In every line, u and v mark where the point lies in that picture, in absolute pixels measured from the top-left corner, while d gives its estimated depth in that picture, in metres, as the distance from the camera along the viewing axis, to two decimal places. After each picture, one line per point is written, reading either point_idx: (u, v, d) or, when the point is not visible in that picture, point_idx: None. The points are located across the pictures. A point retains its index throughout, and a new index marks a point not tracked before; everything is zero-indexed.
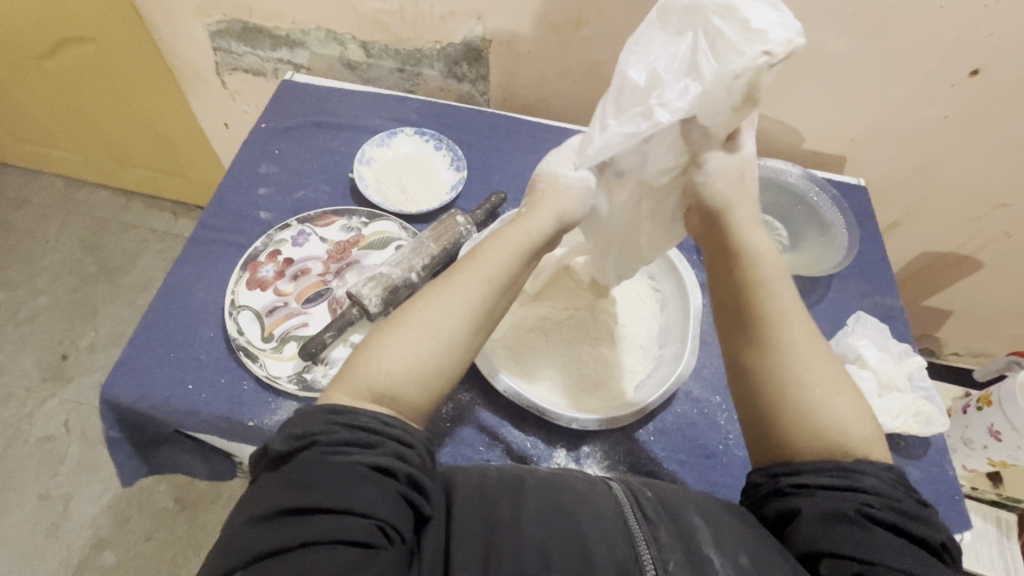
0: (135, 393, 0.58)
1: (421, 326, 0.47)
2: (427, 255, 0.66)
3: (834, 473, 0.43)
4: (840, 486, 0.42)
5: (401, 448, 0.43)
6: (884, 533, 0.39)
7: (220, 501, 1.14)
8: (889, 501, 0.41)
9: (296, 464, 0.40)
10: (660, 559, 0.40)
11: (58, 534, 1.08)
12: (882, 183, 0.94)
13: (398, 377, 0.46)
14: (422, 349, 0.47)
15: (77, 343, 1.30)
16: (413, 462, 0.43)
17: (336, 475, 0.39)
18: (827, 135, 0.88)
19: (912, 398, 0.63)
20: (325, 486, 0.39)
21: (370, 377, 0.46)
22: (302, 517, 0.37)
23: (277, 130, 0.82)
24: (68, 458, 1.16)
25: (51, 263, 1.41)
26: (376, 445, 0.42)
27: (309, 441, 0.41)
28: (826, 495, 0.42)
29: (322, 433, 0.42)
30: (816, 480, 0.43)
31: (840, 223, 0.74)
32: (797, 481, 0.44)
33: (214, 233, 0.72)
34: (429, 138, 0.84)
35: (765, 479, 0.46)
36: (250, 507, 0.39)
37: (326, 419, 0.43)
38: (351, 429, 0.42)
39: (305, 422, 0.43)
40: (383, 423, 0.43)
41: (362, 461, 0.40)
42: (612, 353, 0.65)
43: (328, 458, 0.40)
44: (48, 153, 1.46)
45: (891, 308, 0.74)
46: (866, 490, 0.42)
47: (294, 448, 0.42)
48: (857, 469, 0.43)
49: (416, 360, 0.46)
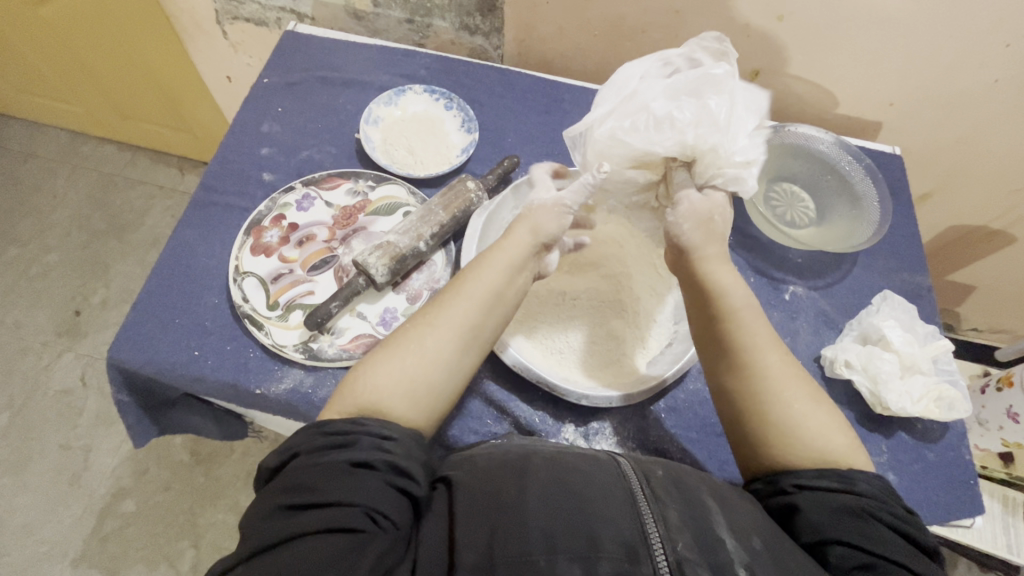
0: (140, 359, 0.58)
1: (414, 342, 0.48)
2: (436, 223, 0.63)
3: (831, 478, 0.44)
4: (840, 488, 0.43)
5: (380, 441, 0.42)
6: (883, 532, 0.41)
7: (234, 455, 1.17)
8: (884, 503, 0.43)
9: (285, 473, 0.41)
10: (669, 540, 0.39)
11: (79, 483, 1.12)
12: (916, 151, 0.89)
13: (390, 386, 0.46)
14: (414, 356, 0.48)
15: (89, 299, 1.31)
16: (394, 451, 0.43)
17: (321, 474, 0.39)
18: (864, 99, 0.82)
19: (935, 382, 0.61)
20: (311, 486, 0.39)
21: (364, 389, 0.46)
22: (293, 516, 0.38)
23: (280, 85, 0.79)
24: (86, 411, 1.19)
25: (61, 218, 1.40)
26: (355, 441, 0.42)
27: (294, 452, 0.42)
28: (829, 498, 0.43)
29: (302, 443, 0.42)
30: (818, 482, 0.44)
31: (873, 196, 0.71)
32: (798, 481, 0.44)
33: (217, 195, 0.69)
34: (439, 97, 0.79)
35: (765, 481, 0.47)
36: (248, 519, 0.39)
37: (308, 429, 0.43)
38: (330, 433, 0.42)
39: (291, 435, 0.43)
40: (354, 423, 0.43)
41: (343, 459, 0.40)
42: (625, 329, 0.63)
43: (310, 462, 0.40)
44: (51, 105, 1.43)
45: (919, 287, 0.71)
46: (863, 494, 0.43)
47: (281, 461, 0.42)
48: (855, 474, 0.44)
49: (408, 370, 0.47)
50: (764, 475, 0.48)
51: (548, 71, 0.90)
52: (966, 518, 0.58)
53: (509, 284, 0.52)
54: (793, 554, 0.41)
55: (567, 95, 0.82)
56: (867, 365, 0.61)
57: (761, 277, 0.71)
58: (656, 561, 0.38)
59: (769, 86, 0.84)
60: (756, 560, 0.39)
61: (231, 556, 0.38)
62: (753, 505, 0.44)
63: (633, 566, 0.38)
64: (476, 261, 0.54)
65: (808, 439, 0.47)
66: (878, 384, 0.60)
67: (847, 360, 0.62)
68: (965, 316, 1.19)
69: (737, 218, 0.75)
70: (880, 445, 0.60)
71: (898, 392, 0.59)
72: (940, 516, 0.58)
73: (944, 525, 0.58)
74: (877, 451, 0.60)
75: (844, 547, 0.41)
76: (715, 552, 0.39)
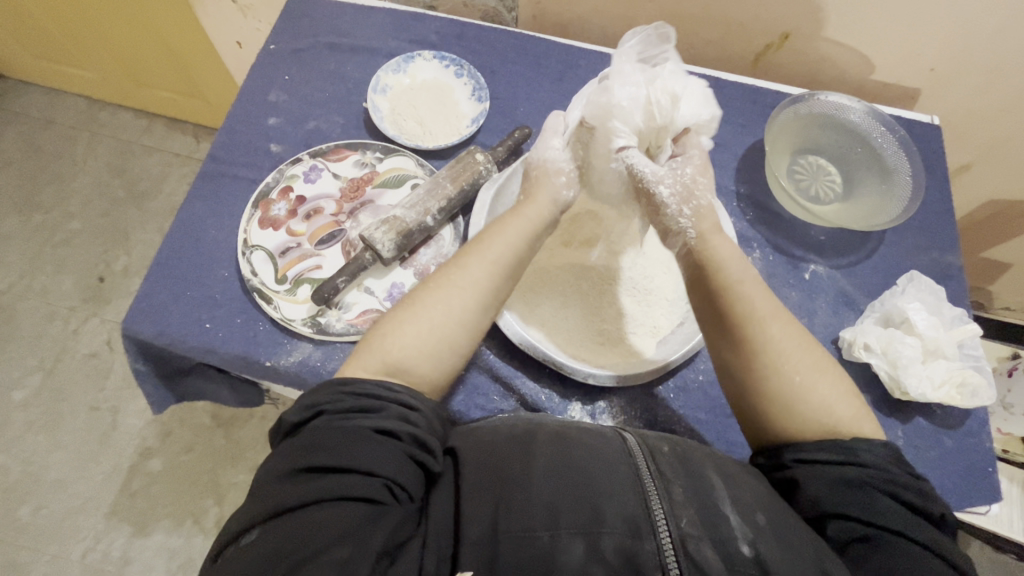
0: (154, 329, 0.59)
1: (434, 304, 0.48)
2: (443, 197, 0.62)
3: (832, 449, 0.43)
4: (841, 459, 0.42)
5: (405, 412, 0.43)
6: (885, 502, 0.40)
7: (253, 420, 1.21)
8: (887, 472, 0.41)
9: (302, 433, 0.41)
10: (673, 515, 0.39)
11: (109, 442, 1.17)
12: (957, 120, 0.83)
13: (410, 351, 0.46)
14: (436, 324, 0.47)
15: (112, 266, 1.34)
16: (415, 422, 0.43)
17: (340, 438, 0.39)
18: (903, 64, 0.77)
19: (960, 367, 0.58)
20: (327, 448, 0.39)
21: (383, 351, 0.46)
22: (312, 478, 0.38)
23: (286, 52, 0.77)
24: (113, 374, 1.24)
25: (82, 186, 1.41)
26: (381, 410, 0.42)
27: (316, 411, 0.42)
28: (831, 470, 0.42)
29: (329, 402, 0.42)
30: (819, 455, 0.43)
31: (905, 169, 0.67)
32: (799, 455, 0.43)
33: (225, 167, 0.69)
34: (449, 63, 0.76)
35: (768, 454, 0.46)
36: (265, 475, 0.39)
37: (334, 389, 0.43)
38: (356, 397, 0.42)
39: (315, 392, 0.43)
40: (387, 389, 0.43)
41: (367, 424, 0.41)
42: (634, 307, 0.62)
43: (331, 423, 0.40)
44: (67, 72, 1.43)
45: (949, 267, 0.68)
46: (864, 465, 0.41)
47: (301, 418, 0.42)
48: (857, 444, 0.43)
49: (432, 335, 0.47)
50: (767, 448, 0.47)
51: (563, 33, 0.86)
52: (982, 506, 0.57)
53: (521, 260, 0.52)
54: (798, 529, 0.39)
55: (583, 61, 0.78)
56: (887, 349, 0.59)
57: (780, 256, 0.68)
58: (659, 538, 0.38)
59: (799, 50, 0.79)
60: (758, 534, 0.39)
61: (245, 517, 0.37)
62: (757, 481, 0.43)
63: (635, 542, 0.38)
64: (495, 229, 0.53)
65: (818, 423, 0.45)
66: (897, 369, 0.58)
67: (866, 343, 0.60)
68: (996, 295, 1.14)
69: (757, 191, 0.71)
70: (895, 430, 0.59)
71: (918, 377, 0.57)
72: (956, 502, 0.56)
73: (960, 511, 0.57)
74: (892, 435, 0.59)
75: (845, 519, 0.40)
76: (718, 528, 0.39)
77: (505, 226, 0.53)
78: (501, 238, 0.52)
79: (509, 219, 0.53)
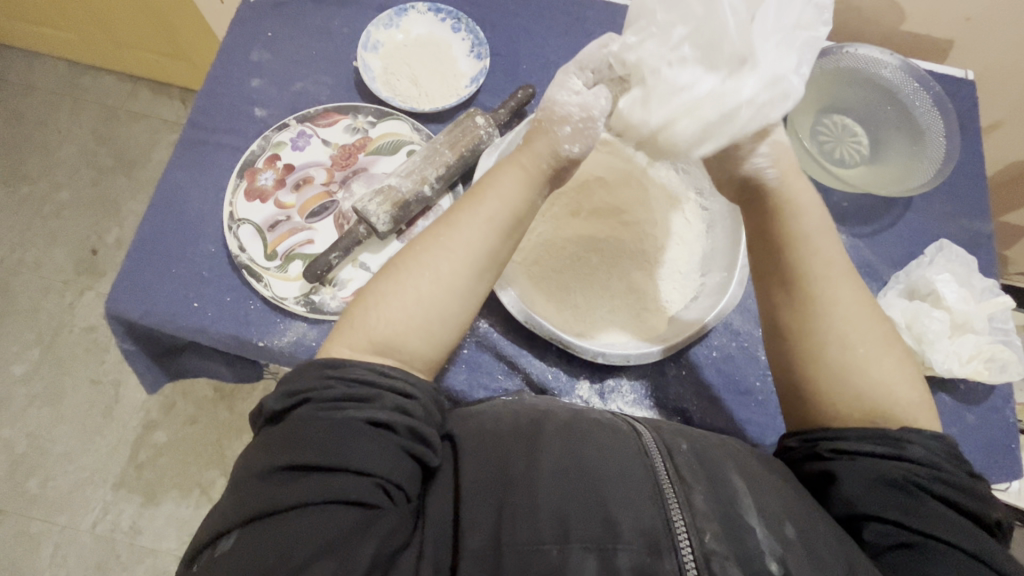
0: (140, 309, 0.56)
1: (421, 271, 0.45)
2: (441, 165, 0.58)
3: (876, 441, 0.40)
4: (885, 453, 0.40)
5: (401, 400, 0.40)
6: (931, 505, 0.37)
7: (255, 392, 1.20)
8: (936, 470, 0.39)
9: (289, 422, 0.38)
10: (695, 528, 0.37)
11: (113, 416, 1.17)
12: (991, 74, 0.77)
13: (398, 326, 0.43)
14: (422, 292, 0.44)
15: (104, 239, 1.30)
16: (415, 413, 0.40)
17: (333, 433, 0.37)
18: (938, 12, 0.71)
19: (988, 342, 0.55)
20: (318, 446, 0.36)
21: (368, 327, 0.43)
22: (301, 479, 0.35)
23: (269, 6, 0.71)
24: (111, 348, 1.22)
25: (68, 155, 1.36)
26: (376, 399, 0.39)
27: (303, 398, 0.39)
28: (871, 466, 0.39)
29: (316, 389, 0.39)
30: (859, 448, 0.40)
31: (937, 129, 0.63)
32: (837, 446, 0.41)
33: (208, 134, 0.64)
34: (446, 16, 0.70)
35: (803, 440, 0.44)
36: (250, 467, 0.37)
37: (321, 373, 0.40)
38: (348, 384, 0.39)
39: (300, 377, 0.40)
40: (379, 373, 0.40)
41: (360, 417, 0.38)
42: (645, 281, 0.58)
43: (321, 414, 0.38)
44: (44, 33, 1.35)
45: (978, 235, 0.64)
46: (911, 460, 0.39)
47: (286, 406, 0.39)
48: (904, 436, 0.40)
49: (419, 303, 0.44)
50: (802, 432, 0.45)
51: None
52: (1002, 482, 0.55)
53: (522, 209, 0.48)
54: (829, 536, 0.37)
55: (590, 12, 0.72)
56: (912, 323, 0.55)
57: None
58: (680, 557, 0.36)
59: None
60: (786, 549, 0.37)
61: (226, 517, 0.35)
62: (785, 481, 0.41)
63: (652, 559, 0.35)
64: (491, 180, 0.49)
65: (842, 406, 0.43)
66: (923, 344, 0.55)
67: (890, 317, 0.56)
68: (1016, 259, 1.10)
69: None
70: None
71: (945, 352, 0.55)
72: None
73: None
74: None
75: (882, 523, 0.38)
76: (743, 543, 0.36)
77: (488, 188, 0.48)
78: (496, 192, 0.48)
79: (521, 175, 0.49)
